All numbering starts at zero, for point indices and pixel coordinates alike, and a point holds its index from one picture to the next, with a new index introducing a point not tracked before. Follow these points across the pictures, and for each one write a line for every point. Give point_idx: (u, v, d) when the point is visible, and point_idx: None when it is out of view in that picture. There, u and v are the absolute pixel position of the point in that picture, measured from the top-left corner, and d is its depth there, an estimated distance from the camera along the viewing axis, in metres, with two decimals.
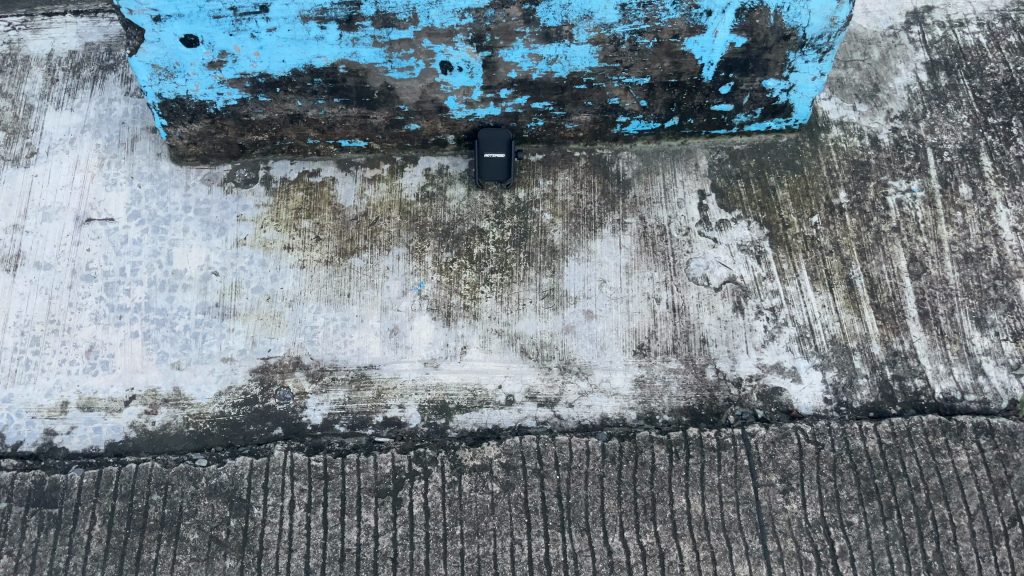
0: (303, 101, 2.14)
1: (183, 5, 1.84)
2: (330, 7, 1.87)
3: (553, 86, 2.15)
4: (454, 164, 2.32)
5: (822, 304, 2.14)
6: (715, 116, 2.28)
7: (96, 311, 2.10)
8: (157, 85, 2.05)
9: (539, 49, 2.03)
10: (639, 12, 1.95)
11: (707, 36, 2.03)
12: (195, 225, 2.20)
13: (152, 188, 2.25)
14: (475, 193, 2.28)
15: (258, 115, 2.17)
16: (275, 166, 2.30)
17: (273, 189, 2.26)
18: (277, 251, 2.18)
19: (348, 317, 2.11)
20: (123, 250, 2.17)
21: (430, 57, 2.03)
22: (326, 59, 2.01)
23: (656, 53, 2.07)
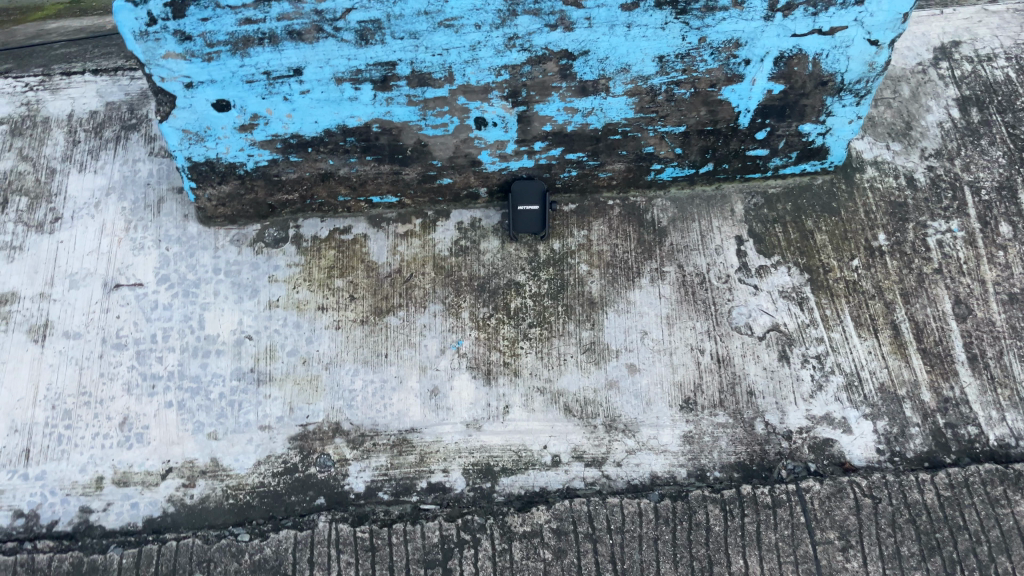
0: (335, 160, 2.10)
1: (216, 70, 1.84)
2: (365, 68, 1.87)
3: (588, 137, 2.11)
4: (487, 216, 2.28)
5: (869, 351, 2.10)
6: (751, 161, 2.24)
7: (128, 381, 2.05)
8: (186, 150, 2.02)
9: (575, 102, 2.01)
10: (677, 63, 1.94)
11: (745, 84, 2.01)
12: (226, 288, 2.16)
13: (180, 251, 2.20)
14: (510, 245, 2.24)
15: (288, 175, 2.13)
16: (305, 225, 2.25)
17: (304, 247, 2.21)
18: (311, 312, 2.14)
19: (386, 378, 2.06)
20: (154, 316, 2.13)
21: (465, 113, 2.01)
22: (360, 118, 1.99)
23: (693, 102, 2.05)
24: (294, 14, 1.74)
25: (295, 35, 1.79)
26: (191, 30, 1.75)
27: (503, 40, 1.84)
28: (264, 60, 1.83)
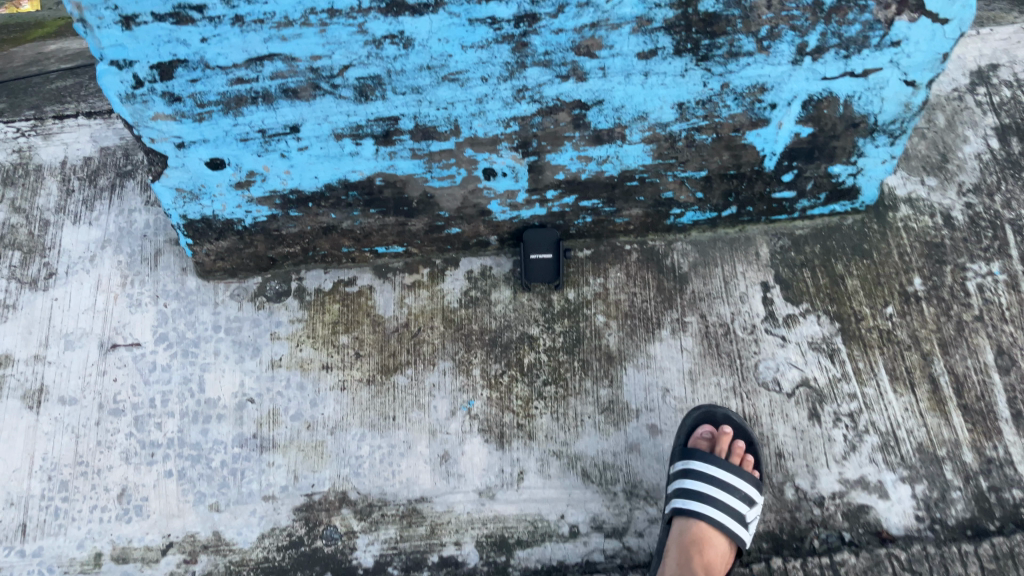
0: (337, 214, 1.99)
1: (208, 130, 1.74)
2: (366, 124, 1.76)
3: (604, 184, 1.99)
4: (497, 264, 2.16)
5: (905, 408, 1.98)
6: (776, 204, 2.11)
7: (127, 449, 1.97)
8: (181, 208, 1.92)
9: (589, 150, 1.89)
10: (698, 109, 1.81)
11: (771, 128, 1.89)
12: (227, 347, 2.06)
13: (178, 307, 2.11)
14: (522, 295, 2.12)
15: (289, 230, 2.03)
16: (307, 277, 2.14)
17: (307, 301, 2.12)
18: (315, 372, 2.04)
19: (394, 444, 1.97)
20: (152, 378, 2.04)
21: (473, 165, 1.89)
22: (362, 172, 1.88)
23: (715, 147, 1.92)
24: (288, 72, 1.64)
25: (291, 93, 1.68)
26: (179, 92, 1.65)
27: (512, 92, 1.72)
28: (258, 118, 1.73)
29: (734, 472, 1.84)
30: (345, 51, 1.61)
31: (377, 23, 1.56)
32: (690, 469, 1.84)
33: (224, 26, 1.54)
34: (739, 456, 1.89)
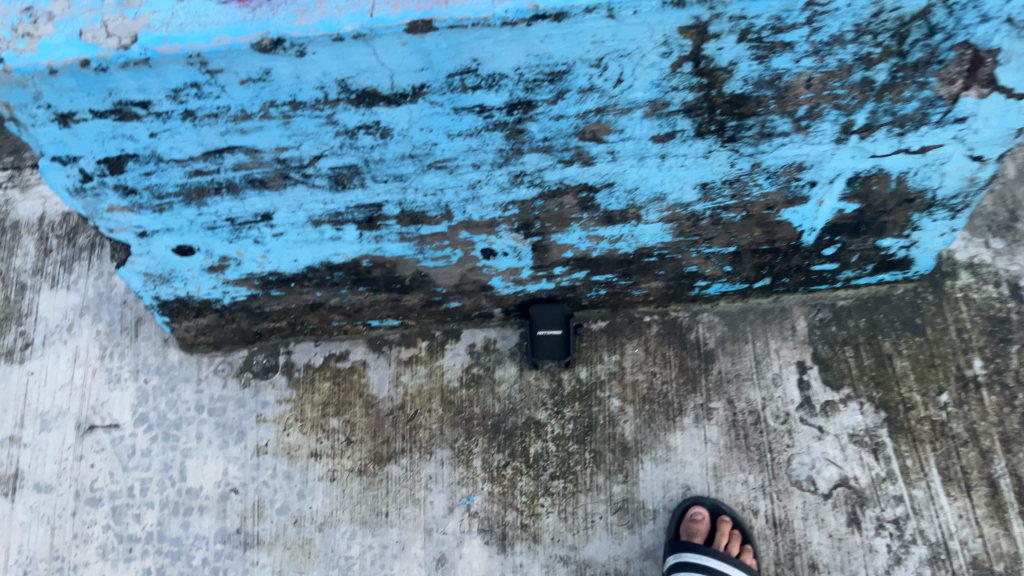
0: (323, 292, 1.81)
1: (171, 220, 1.56)
2: (346, 211, 1.57)
3: (618, 261, 1.77)
4: (503, 337, 1.97)
5: (958, 515, 1.74)
6: (816, 275, 1.87)
7: (104, 544, 1.84)
8: (152, 291, 1.76)
9: (600, 231, 1.67)
10: (725, 189, 1.58)
11: (810, 205, 1.65)
12: (210, 430, 1.91)
13: (159, 383, 1.96)
14: (530, 373, 1.93)
15: (272, 307, 1.85)
16: (297, 350, 1.98)
17: (295, 379, 1.95)
18: (303, 460, 1.88)
19: (387, 544, 1.81)
20: (131, 464, 1.90)
21: (469, 246, 1.69)
22: (346, 255, 1.69)
23: (745, 225, 1.69)
24: (252, 163, 1.44)
25: (258, 183, 1.49)
26: (134, 184, 1.47)
27: (509, 177, 1.51)
28: (225, 208, 1.54)
29: (731, 563, 1.70)
30: (315, 142, 1.41)
31: (348, 114, 1.35)
32: (684, 561, 1.69)
33: (175, 120, 1.35)
34: (733, 537, 1.75)
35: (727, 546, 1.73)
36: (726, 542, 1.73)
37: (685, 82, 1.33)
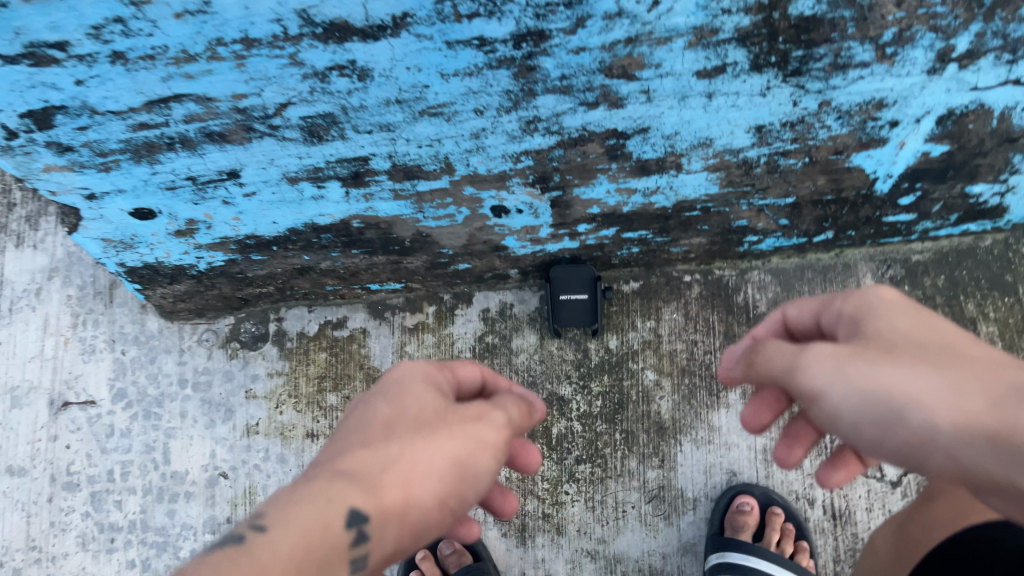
0: (311, 255, 1.58)
1: (121, 180, 1.31)
2: (326, 166, 1.31)
3: (653, 216, 1.50)
4: (521, 301, 1.73)
5: None
6: (888, 227, 1.59)
7: (84, 533, 1.67)
8: (115, 257, 1.53)
9: (632, 182, 1.39)
10: (785, 131, 1.29)
11: (889, 148, 1.35)
12: (195, 407, 1.72)
13: (138, 355, 1.76)
14: (551, 342, 1.69)
15: (256, 272, 1.63)
16: (288, 317, 1.76)
17: (288, 350, 1.74)
18: (298, 441, 1.68)
19: None
20: (111, 446, 1.72)
21: (477, 203, 1.43)
22: (333, 215, 1.45)
23: (806, 172, 1.40)
24: (206, 114, 1.18)
25: (217, 137, 1.23)
26: (68, 142, 1.21)
27: (520, 124, 1.24)
28: (182, 165, 1.29)
29: (778, 561, 1.51)
30: (278, 87, 1.13)
31: (315, 53, 1.06)
32: (729, 562, 1.48)
33: (102, 65, 1.06)
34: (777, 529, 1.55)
35: (772, 539, 1.53)
36: (772, 535, 1.53)
37: (740, 3, 1.01)
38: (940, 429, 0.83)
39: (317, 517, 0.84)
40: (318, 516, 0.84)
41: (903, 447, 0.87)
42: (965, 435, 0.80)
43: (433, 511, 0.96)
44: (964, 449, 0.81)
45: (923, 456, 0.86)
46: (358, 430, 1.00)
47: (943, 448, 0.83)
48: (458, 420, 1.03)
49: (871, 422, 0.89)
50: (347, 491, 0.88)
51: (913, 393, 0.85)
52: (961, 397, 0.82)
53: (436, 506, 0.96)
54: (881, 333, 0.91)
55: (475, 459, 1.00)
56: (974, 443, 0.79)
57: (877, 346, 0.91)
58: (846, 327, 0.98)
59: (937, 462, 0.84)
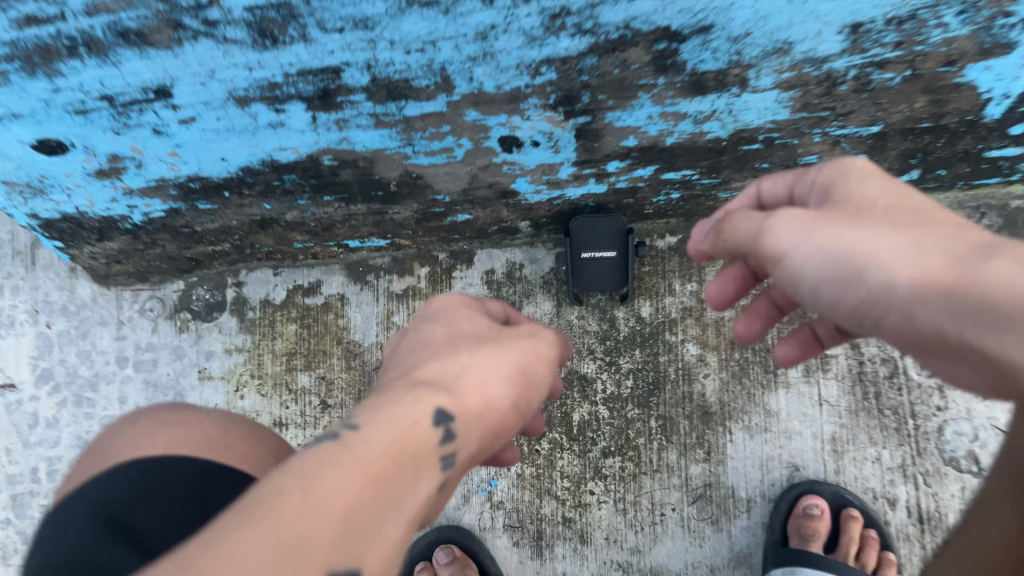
0: (273, 203, 1.26)
1: (13, 100, 0.98)
2: (285, 81, 0.98)
3: (703, 151, 1.20)
4: (532, 260, 1.41)
5: None
6: (989, 164, 1.28)
7: (4, 545, 1.38)
8: (24, 206, 1.21)
9: (681, 104, 1.08)
10: (883, 33, 0.94)
11: (1014, 58, 1.00)
12: (137, 392, 1.42)
13: (67, 328, 1.45)
14: (570, 309, 1.39)
15: (206, 225, 1.31)
16: (249, 282, 1.45)
17: (249, 321, 1.43)
18: None
19: None
20: (35, 439, 1.42)
21: (481, 132, 1.12)
22: (298, 150, 1.13)
23: (904, 90, 1.08)
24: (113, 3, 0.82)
25: (131, 38, 0.89)
26: None
27: (542, 19, 0.87)
28: (92, 79, 0.95)
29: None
30: None
31: None
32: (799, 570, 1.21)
33: None
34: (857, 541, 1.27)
35: (850, 550, 1.26)
36: (851, 545, 1.26)
37: None
38: (899, 285, 0.78)
39: (404, 417, 0.69)
40: (404, 414, 0.69)
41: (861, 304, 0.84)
42: (923, 291, 0.76)
43: (504, 416, 0.83)
44: (925, 305, 0.76)
45: (884, 312, 0.82)
46: (416, 351, 0.86)
47: (905, 305, 0.79)
48: (509, 339, 0.90)
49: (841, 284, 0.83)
50: (428, 396, 0.73)
51: (876, 252, 0.79)
52: (921, 252, 0.76)
53: (504, 414, 0.83)
54: (843, 188, 0.85)
55: (534, 376, 0.88)
56: (931, 298, 0.75)
57: (846, 209, 0.83)
58: (816, 199, 0.90)
59: (899, 314, 0.80)
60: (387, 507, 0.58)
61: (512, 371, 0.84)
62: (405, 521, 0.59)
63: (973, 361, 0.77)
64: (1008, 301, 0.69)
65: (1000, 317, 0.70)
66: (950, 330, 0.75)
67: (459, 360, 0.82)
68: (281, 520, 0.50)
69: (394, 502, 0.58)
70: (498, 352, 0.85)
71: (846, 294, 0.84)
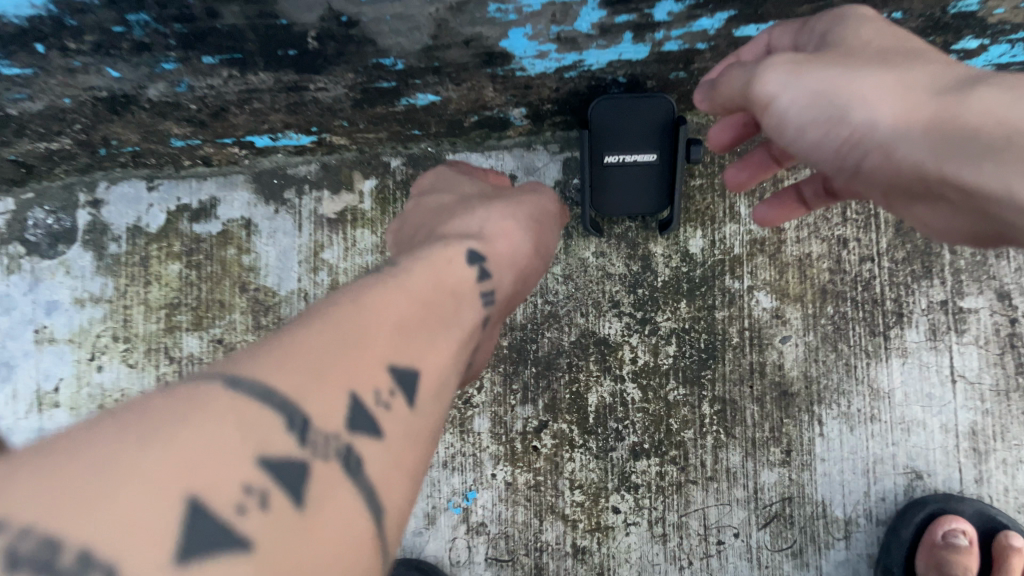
0: (123, 69, 0.79)
1: None
2: None
3: None
4: (529, 169, 0.95)
5: None
6: None
7: None
8: None
9: None
10: None
11: None
12: None
13: None
14: (584, 241, 0.94)
15: (22, 104, 0.84)
16: (113, 199, 0.98)
17: (110, 258, 0.97)
18: None
19: None
20: None
21: None
22: None
23: None
24: None
25: None
26: None
27: None
28: None
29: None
30: None
31: None
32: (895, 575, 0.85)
33: None
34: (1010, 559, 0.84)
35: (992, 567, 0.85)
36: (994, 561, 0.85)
37: None
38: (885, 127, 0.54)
39: (438, 252, 0.62)
40: (434, 252, 0.62)
41: (839, 165, 0.60)
42: (910, 128, 0.52)
43: (529, 262, 0.73)
44: (903, 148, 0.53)
45: (865, 170, 0.58)
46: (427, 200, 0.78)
47: (882, 153, 0.55)
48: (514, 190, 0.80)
49: (822, 135, 0.59)
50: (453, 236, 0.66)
51: (861, 88, 0.55)
52: (911, 85, 0.54)
53: (531, 263, 0.74)
54: (835, 25, 0.62)
55: (551, 228, 0.79)
56: (911, 134, 0.52)
57: (838, 49, 0.59)
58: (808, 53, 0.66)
59: (873, 170, 0.57)
60: (439, 326, 0.56)
61: (531, 218, 0.75)
62: (460, 339, 0.58)
63: (957, 225, 0.55)
64: (997, 125, 0.47)
65: (978, 143, 0.48)
66: (928, 175, 0.52)
67: (477, 210, 0.72)
68: (338, 322, 0.48)
69: (446, 320, 0.57)
70: (513, 205, 0.75)
71: (811, 152, 0.61)
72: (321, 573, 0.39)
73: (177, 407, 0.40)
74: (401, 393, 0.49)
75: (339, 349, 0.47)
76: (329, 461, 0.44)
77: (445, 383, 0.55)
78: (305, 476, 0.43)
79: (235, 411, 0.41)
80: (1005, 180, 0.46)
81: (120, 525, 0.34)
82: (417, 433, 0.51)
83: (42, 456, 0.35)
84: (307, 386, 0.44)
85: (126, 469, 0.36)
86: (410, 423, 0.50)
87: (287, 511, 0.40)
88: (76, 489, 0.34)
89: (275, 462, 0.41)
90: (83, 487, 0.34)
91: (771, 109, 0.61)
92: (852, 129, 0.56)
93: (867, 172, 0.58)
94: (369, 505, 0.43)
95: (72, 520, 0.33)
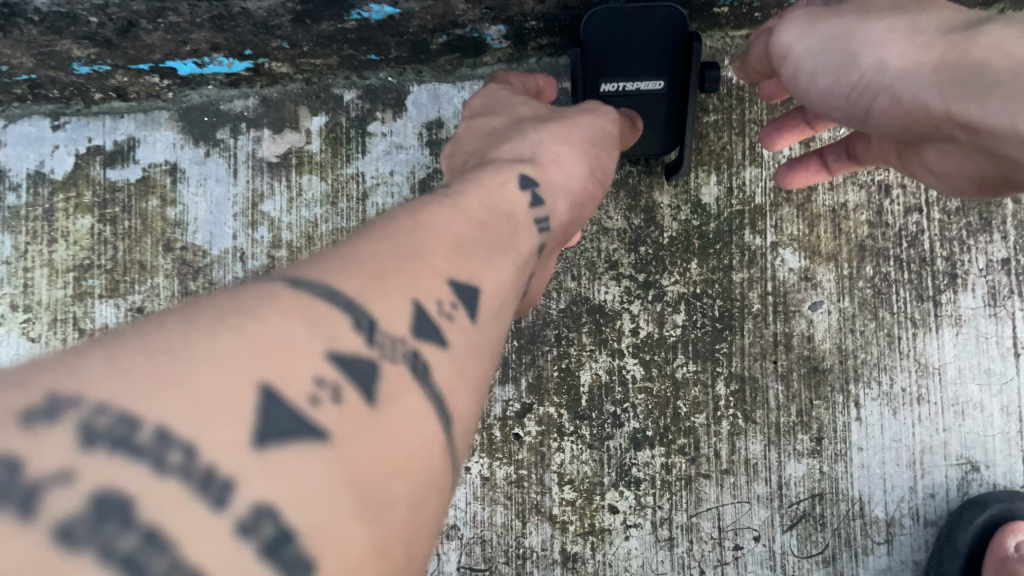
0: None
1: None
2: None
3: None
4: None
5: None
6: None
7: None
8: None
9: None
10: None
11: None
12: None
13: None
14: None
15: None
16: (13, 140, 0.82)
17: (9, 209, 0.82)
18: None
19: None
20: None
21: None
22: None
23: None
24: None
25: None
26: None
27: None
28: None
29: None
30: None
31: None
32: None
33: None
34: None
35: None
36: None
37: None
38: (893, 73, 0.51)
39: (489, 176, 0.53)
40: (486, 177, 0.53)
41: (853, 116, 0.57)
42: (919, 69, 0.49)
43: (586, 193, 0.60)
44: (912, 90, 0.50)
45: (881, 119, 0.55)
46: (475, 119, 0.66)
47: (893, 99, 0.52)
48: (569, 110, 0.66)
49: (839, 85, 0.56)
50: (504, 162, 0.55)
51: (870, 32, 0.52)
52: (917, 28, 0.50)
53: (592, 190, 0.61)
54: None
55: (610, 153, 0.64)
56: (920, 75, 0.49)
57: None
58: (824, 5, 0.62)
59: (884, 114, 0.54)
60: (495, 247, 0.46)
61: (589, 139, 0.62)
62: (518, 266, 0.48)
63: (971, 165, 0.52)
64: (1003, 59, 0.44)
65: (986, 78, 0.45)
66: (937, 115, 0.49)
67: (527, 131, 0.60)
68: (397, 233, 0.41)
69: (502, 244, 0.47)
70: (568, 124, 0.62)
71: (821, 100, 0.58)
72: (407, 456, 0.34)
73: (244, 301, 0.34)
74: (463, 307, 0.41)
75: (395, 262, 0.39)
76: (397, 364, 0.36)
77: (506, 304, 0.45)
78: (374, 377, 0.35)
79: (301, 306, 0.34)
80: (1013, 115, 0.43)
81: (193, 405, 0.29)
82: (480, 350, 0.42)
83: (108, 344, 0.30)
84: (368, 287, 0.37)
85: (196, 351, 0.30)
86: (474, 340, 0.41)
87: (358, 406, 0.33)
88: (142, 366, 0.29)
89: (347, 359, 0.34)
90: (154, 367, 0.29)
91: (786, 62, 0.58)
92: (861, 74, 0.53)
93: (878, 117, 0.55)
94: (439, 410, 0.36)
95: (147, 394, 0.28)
